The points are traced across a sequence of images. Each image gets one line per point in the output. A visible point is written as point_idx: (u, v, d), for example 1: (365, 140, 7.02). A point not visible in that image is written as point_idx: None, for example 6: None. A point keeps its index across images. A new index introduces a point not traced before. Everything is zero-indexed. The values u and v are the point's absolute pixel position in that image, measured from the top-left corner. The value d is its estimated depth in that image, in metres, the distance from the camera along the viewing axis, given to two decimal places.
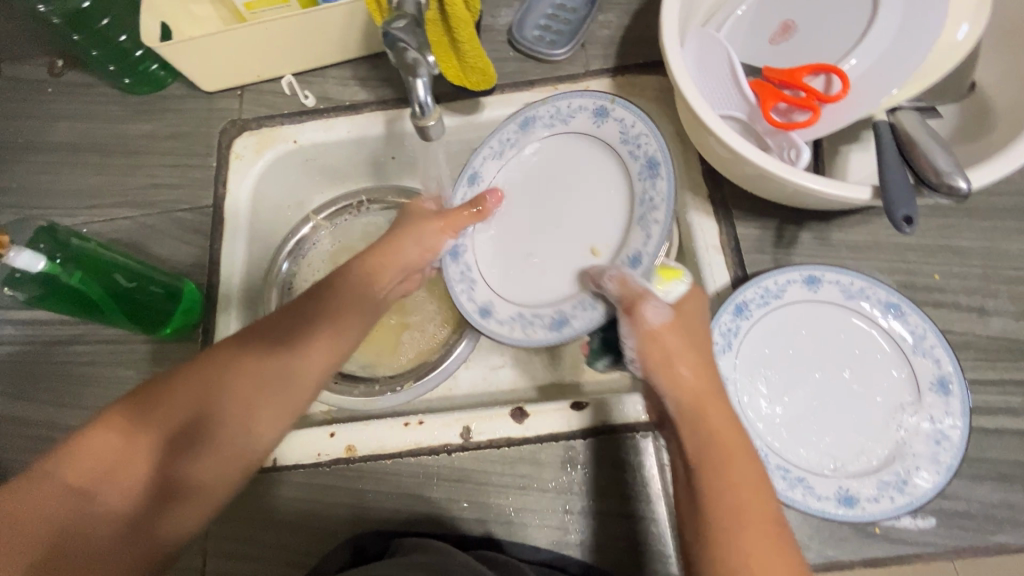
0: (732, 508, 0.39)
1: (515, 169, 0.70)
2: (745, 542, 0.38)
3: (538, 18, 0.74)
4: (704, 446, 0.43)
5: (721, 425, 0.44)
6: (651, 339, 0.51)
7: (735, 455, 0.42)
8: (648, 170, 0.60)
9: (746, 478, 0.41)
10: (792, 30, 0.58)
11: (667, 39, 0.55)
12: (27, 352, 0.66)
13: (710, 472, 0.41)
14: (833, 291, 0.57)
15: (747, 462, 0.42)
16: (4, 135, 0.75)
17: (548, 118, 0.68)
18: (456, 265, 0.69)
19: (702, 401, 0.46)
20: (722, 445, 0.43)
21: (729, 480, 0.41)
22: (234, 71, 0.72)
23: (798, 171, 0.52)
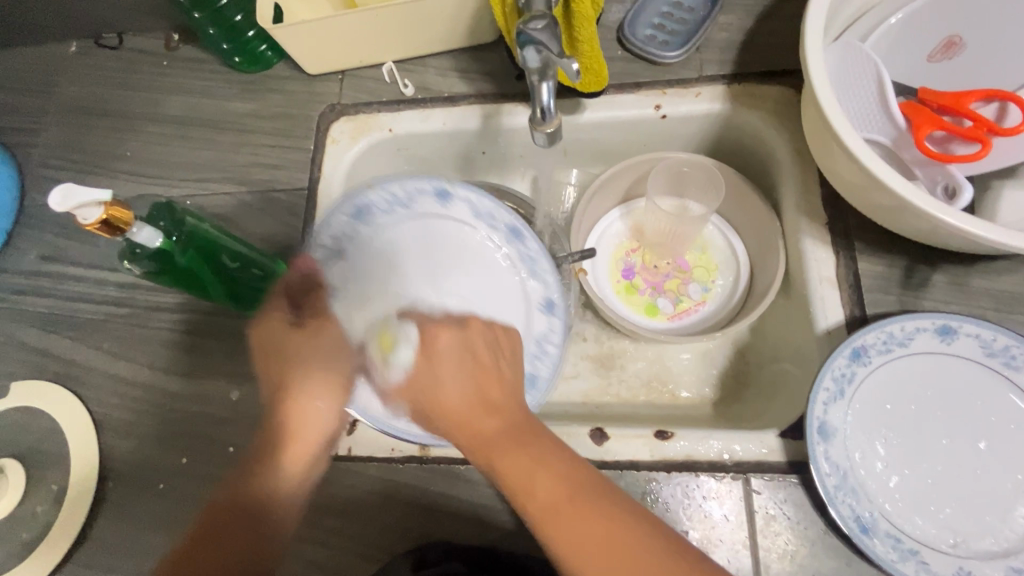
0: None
1: (369, 252, 0.61)
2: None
3: (652, 16, 0.69)
4: (529, 510, 0.42)
5: (535, 488, 0.42)
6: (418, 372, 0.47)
7: (569, 513, 0.41)
8: (515, 235, 0.61)
9: (593, 531, 0.40)
10: (957, 46, 0.55)
11: (811, 51, 0.50)
12: (129, 316, 0.70)
13: (554, 534, 0.41)
14: (970, 345, 0.51)
15: (591, 506, 0.41)
16: (122, 105, 0.79)
17: (387, 201, 0.62)
18: (366, 388, 0.55)
19: (501, 451, 0.43)
20: (553, 528, 0.41)
21: (575, 558, 0.40)
22: (338, 55, 0.71)
23: (951, 209, 0.46)
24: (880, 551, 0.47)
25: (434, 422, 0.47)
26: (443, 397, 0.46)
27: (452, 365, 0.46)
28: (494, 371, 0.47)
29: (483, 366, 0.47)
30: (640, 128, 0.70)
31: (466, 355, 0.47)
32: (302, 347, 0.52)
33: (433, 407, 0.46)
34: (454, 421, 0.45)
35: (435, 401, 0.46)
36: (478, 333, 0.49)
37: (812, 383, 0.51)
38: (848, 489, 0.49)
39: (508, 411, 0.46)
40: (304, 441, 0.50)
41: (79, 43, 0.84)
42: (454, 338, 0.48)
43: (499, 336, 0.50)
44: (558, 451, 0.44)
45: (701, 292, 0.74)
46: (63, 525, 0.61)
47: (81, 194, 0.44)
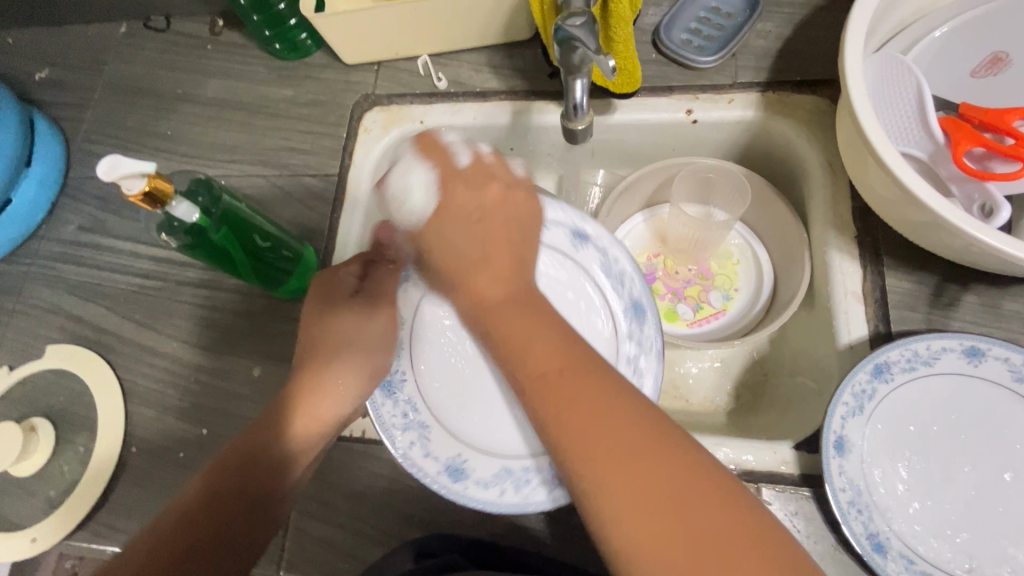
0: (634, 495, 0.34)
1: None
2: (613, 483, 0.34)
3: (689, 21, 0.69)
4: (527, 378, 0.40)
5: (536, 359, 0.40)
6: (429, 236, 0.50)
7: (614, 429, 0.36)
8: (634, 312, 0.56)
9: (593, 400, 0.37)
10: (1004, 63, 0.54)
11: (851, 61, 0.50)
12: (160, 288, 0.72)
13: (550, 417, 0.38)
14: (999, 369, 0.50)
15: (589, 374, 0.38)
16: (165, 85, 0.82)
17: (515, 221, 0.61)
18: (396, 406, 0.56)
19: (504, 318, 0.43)
20: (551, 386, 0.38)
21: (576, 431, 0.36)
22: (376, 46, 0.73)
23: (988, 227, 0.46)
24: (892, 570, 0.46)
25: (440, 263, 0.50)
26: (474, 281, 0.46)
27: (463, 234, 0.48)
28: (512, 232, 0.49)
29: (519, 233, 0.49)
30: (670, 132, 0.69)
31: (472, 207, 0.49)
32: (350, 317, 0.56)
33: (444, 252, 0.49)
34: (465, 286, 0.47)
35: (451, 243, 0.49)
36: (509, 204, 0.50)
37: (830, 397, 0.51)
38: (862, 507, 0.48)
39: (514, 270, 0.47)
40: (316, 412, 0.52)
41: (128, 24, 0.87)
42: (495, 199, 0.49)
43: (513, 200, 0.50)
44: (567, 330, 0.42)
45: (722, 300, 0.74)
46: (88, 484, 0.64)
47: (127, 164, 0.46)
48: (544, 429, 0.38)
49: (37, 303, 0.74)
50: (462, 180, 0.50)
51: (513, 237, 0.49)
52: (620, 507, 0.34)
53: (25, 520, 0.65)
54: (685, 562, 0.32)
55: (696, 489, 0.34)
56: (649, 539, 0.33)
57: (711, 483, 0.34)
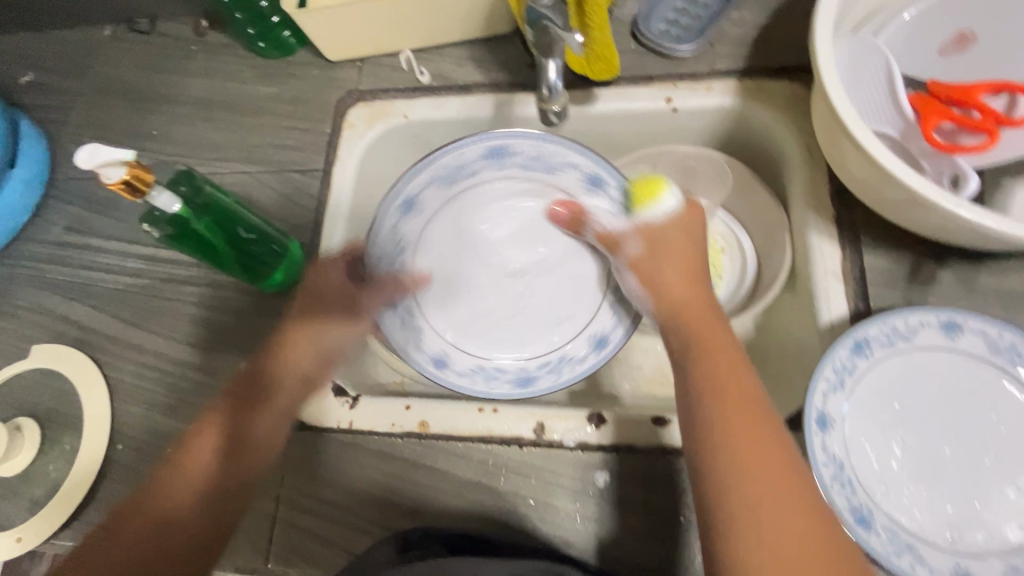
0: (742, 460, 0.43)
1: (466, 204, 0.66)
2: (739, 450, 0.44)
3: (667, 11, 0.70)
4: (708, 382, 0.48)
5: (742, 377, 0.48)
6: (639, 271, 0.58)
7: (734, 387, 0.47)
8: (593, 183, 0.63)
9: (747, 408, 0.46)
10: (970, 40, 0.55)
11: (821, 43, 0.51)
12: (147, 286, 0.72)
13: (710, 398, 0.47)
14: (975, 341, 0.50)
15: (744, 412, 0.46)
16: (152, 86, 0.82)
17: (444, 177, 0.64)
18: (395, 313, 0.62)
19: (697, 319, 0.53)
20: (730, 373, 0.48)
21: (729, 428, 0.45)
22: (358, 42, 0.73)
23: (959, 200, 0.46)
24: (875, 543, 0.46)
25: (659, 263, 0.57)
26: (665, 279, 0.56)
27: (668, 265, 0.56)
28: (699, 263, 0.57)
29: (696, 260, 0.57)
30: (651, 120, 0.70)
31: (684, 242, 0.57)
32: (337, 330, 0.61)
33: (653, 259, 0.57)
34: (678, 297, 0.55)
35: (665, 285, 0.56)
36: (677, 234, 0.58)
37: (811, 373, 0.51)
38: (845, 481, 0.48)
39: (695, 284, 0.56)
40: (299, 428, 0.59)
41: (113, 27, 0.87)
42: (673, 225, 0.58)
43: (695, 225, 0.59)
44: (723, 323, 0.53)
45: None
46: (75, 482, 0.63)
47: (107, 152, 0.46)
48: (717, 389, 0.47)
49: (23, 304, 0.74)
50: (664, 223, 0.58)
51: (697, 269, 0.57)
52: (737, 478, 0.43)
53: (12, 521, 0.64)
54: (770, 503, 0.41)
55: (775, 464, 0.43)
56: (750, 490, 0.42)
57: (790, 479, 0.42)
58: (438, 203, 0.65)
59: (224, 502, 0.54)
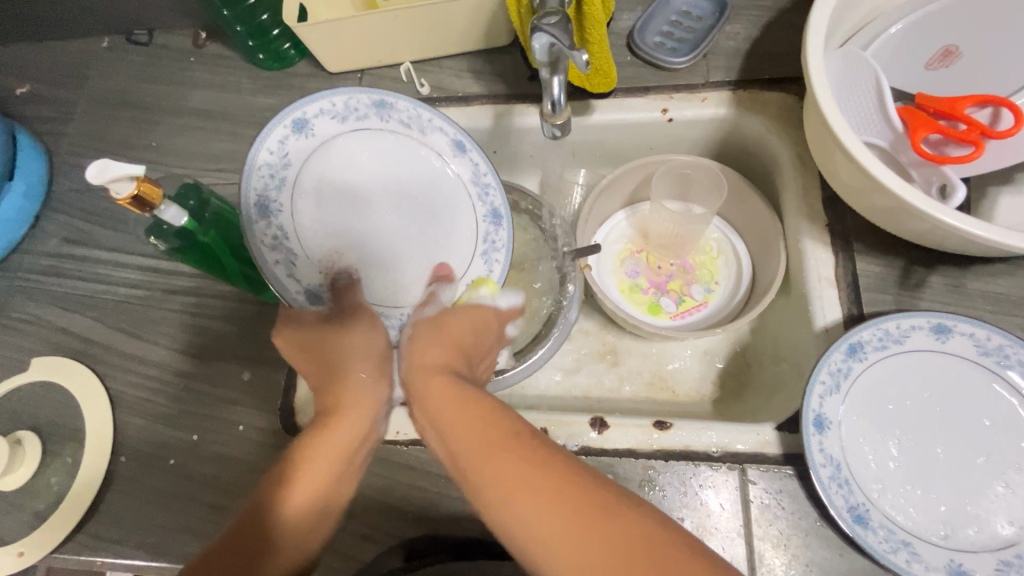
0: (500, 481, 0.39)
1: (309, 207, 0.58)
2: (511, 492, 0.39)
3: (661, 25, 0.72)
4: (442, 422, 0.45)
5: (444, 399, 0.46)
6: (419, 340, 0.56)
7: (454, 402, 0.45)
8: (382, 109, 0.61)
9: (515, 465, 0.40)
10: (954, 55, 0.57)
11: (813, 57, 0.53)
12: (148, 297, 0.72)
13: (485, 480, 0.40)
14: (964, 344, 0.52)
15: (522, 462, 0.40)
16: (149, 97, 0.83)
17: (260, 196, 0.54)
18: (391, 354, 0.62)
19: (461, 408, 0.45)
20: (432, 405, 0.47)
21: (509, 507, 0.39)
22: (358, 54, 0.74)
23: (946, 208, 0.48)
24: (873, 541, 0.48)
25: (438, 329, 0.56)
26: (423, 353, 0.53)
27: (427, 345, 0.55)
28: (473, 343, 0.57)
29: (471, 334, 0.57)
30: (647, 130, 0.72)
31: (476, 319, 0.59)
32: (360, 332, 0.58)
33: (442, 322, 0.57)
34: (420, 360, 0.53)
35: (439, 361, 0.52)
36: (458, 320, 0.58)
37: (808, 376, 0.53)
38: (842, 481, 0.50)
39: (456, 355, 0.54)
40: (349, 428, 0.52)
41: (110, 39, 0.87)
42: (469, 314, 0.59)
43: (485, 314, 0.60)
44: (485, 395, 0.47)
45: (703, 293, 0.76)
46: (77, 495, 0.63)
47: (117, 167, 0.47)
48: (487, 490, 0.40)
49: (22, 316, 0.74)
50: (454, 308, 0.59)
51: (460, 340, 0.56)
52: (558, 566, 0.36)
53: (12, 536, 0.64)
54: (558, 524, 0.37)
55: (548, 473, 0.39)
56: (525, 514, 0.38)
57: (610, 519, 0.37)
58: (286, 196, 0.56)
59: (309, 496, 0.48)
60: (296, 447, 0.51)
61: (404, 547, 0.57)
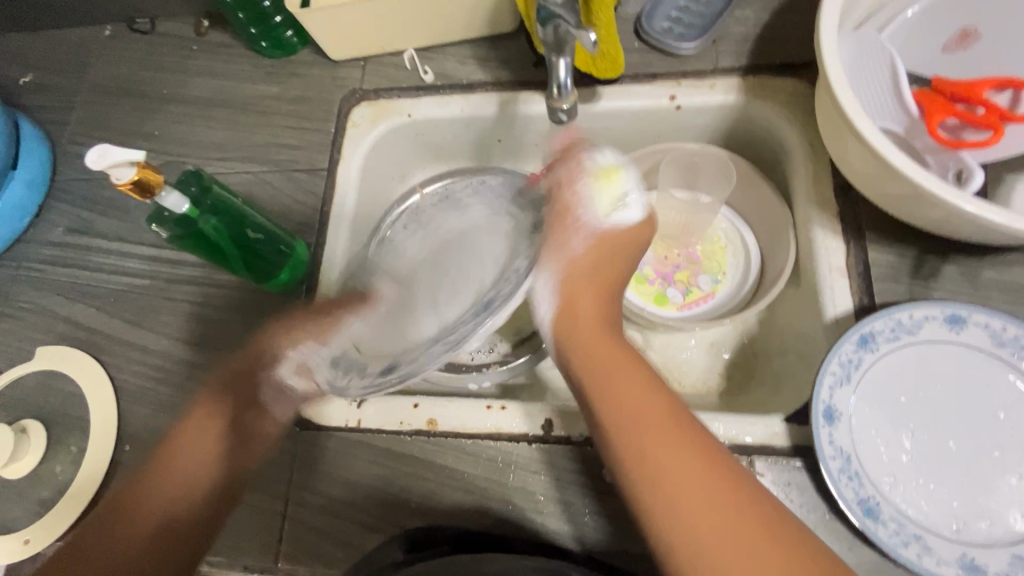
0: (649, 438, 0.43)
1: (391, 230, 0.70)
2: (660, 466, 0.42)
3: (670, 9, 0.70)
4: (607, 402, 0.46)
5: (625, 393, 0.45)
6: (559, 275, 0.54)
7: (614, 362, 0.48)
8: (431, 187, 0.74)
9: (664, 426, 0.43)
10: (972, 37, 0.56)
11: (827, 39, 0.51)
12: (151, 287, 0.72)
13: (624, 437, 0.44)
14: (979, 335, 0.51)
15: (673, 435, 0.43)
16: (152, 86, 0.82)
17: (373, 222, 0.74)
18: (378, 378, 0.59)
19: (595, 345, 0.49)
20: (592, 351, 0.49)
21: (665, 485, 0.41)
22: (361, 41, 0.73)
23: (963, 194, 0.47)
24: (883, 534, 0.47)
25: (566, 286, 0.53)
26: (577, 299, 0.53)
27: (594, 301, 0.53)
28: (615, 284, 0.55)
29: (613, 275, 0.55)
30: (655, 118, 0.71)
31: (598, 254, 0.54)
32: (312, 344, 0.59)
33: (575, 282, 0.53)
34: (578, 310, 0.52)
35: (576, 299, 0.53)
36: (626, 236, 0.55)
37: (818, 367, 0.52)
38: (852, 473, 0.49)
39: (608, 305, 0.54)
40: (271, 431, 0.60)
41: (113, 27, 0.87)
42: (634, 232, 0.55)
43: (623, 234, 0.55)
44: (624, 349, 0.49)
45: (711, 283, 0.75)
46: (81, 484, 0.63)
47: (116, 152, 0.46)
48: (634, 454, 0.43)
49: (26, 306, 0.74)
50: (618, 227, 0.55)
51: (611, 271, 0.55)
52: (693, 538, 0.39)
53: (18, 523, 0.64)
54: (719, 524, 0.39)
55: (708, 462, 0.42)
56: (671, 487, 0.41)
57: (745, 502, 0.40)
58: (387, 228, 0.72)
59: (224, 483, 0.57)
60: (199, 428, 0.58)
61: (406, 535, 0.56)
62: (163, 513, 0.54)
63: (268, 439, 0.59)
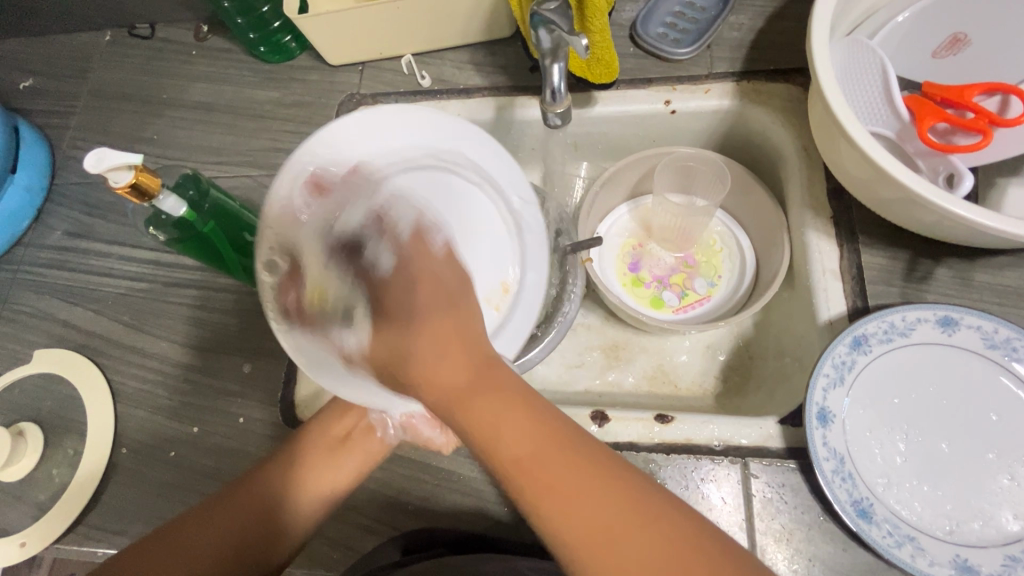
0: (536, 481, 0.35)
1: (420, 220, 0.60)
2: (541, 496, 0.35)
3: (665, 16, 0.71)
4: (465, 427, 0.37)
5: (468, 401, 0.37)
6: (388, 292, 0.43)
7: (462, 393, 0.38)
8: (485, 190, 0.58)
9: (542, 458, 0.36)
10: (962, 43, 0.56)
11: (818, 45, 0.52)
12: (149, 290, 0.72)
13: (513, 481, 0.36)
14: (971, 337, 0.51)
15: (547, 448, 0.36)
16: (151, 91, 0.83)
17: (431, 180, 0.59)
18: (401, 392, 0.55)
19: (440, 378, 0.38)
20: (437, 386, 0.38)
21: (561, 513, 0.35)
22: (359, 47, 0.74)
23: (953, 197, 0.47)
24: (877, 535, 0.47)
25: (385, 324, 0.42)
26: (408, 341, 0.40)
27: (401, 294, 0.42)
28: (432, 258, 0.44)
29: (445, 292, 0.42)
30: (650, 122, 0.71)
31: (420, 250, 0.45)
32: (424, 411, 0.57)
33: (388, 300, 0.43)
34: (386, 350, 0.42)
35: (402, 353, 0.41)
36: (420, 243, 0.45)
37: (811, 369, 0.52)
38: (845, 474, 0.49)
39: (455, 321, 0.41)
40: (353, 461, 0.56)
41: (112, 33, 0.87)
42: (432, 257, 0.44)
43: (426, 250, 0.45)
44: (492, 366, 0.39)
45: (706, 287, 0.75)
46: (78, 486, 0.63)
47: (113, 157, 0.47)
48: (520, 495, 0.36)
49: (24, 309, 0.74)
50: (415, 243, 0.45)
51: (442, 277, 0.43)
52: (614, 569, 0.33)
53: (15, 526, 0.64)
54: (632, 557, 0.33)
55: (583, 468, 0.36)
56: (564, 515, 0.35)
57: (655, 520, 0.34)
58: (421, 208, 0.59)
59: (262, 520, 0.51)
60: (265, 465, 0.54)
61: (403, 539, 0.56)
62: (192, 540, 0.49)
63: (325, 469, 0.56)
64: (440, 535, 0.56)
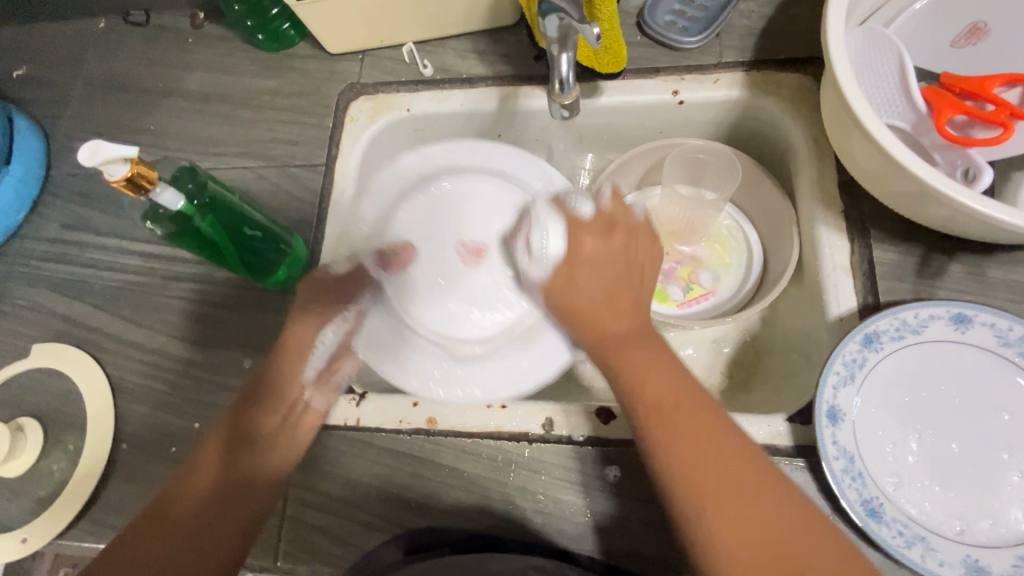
0: (686, 441, 0.42)
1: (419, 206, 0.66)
2: (686, 450, 0.42)
3: (672, 3, 0.69)
4: (642, 404, 0.45)
5: (659, 388, 0.45)
6: (575, 270, 0.50)
7: (647, 358, 0.46)
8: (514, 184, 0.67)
9: (694, 426, 0.43)
10: (982, 32, 0.55)
11: (833, 33, 0.50)
12: (147, 283, 0.71)
13: (673, 450, 0.42)
14: (985, 334, 0.50)
15: (692, 414, 0.44)
16: (147, 80, 0.81)
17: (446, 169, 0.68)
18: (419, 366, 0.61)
19: (623, 350, 0.47)
20: (631, 359, 0.46)
21: (699, 487, 0.41)
22: (359, 35, 0.72)
23: (970, 193, 0.46)
24: (887, 535, 0.46)
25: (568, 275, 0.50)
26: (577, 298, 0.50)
27: (595, 273, 0.49)
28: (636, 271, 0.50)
29: (627, 268, 0.50)
30: (657, 113, 0.70)
31: (600, 263, 0.50)
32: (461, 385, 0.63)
33: (569, 269, 0.50)
34: (593, 318, 0.49)
35: (572, 294, 0.50)
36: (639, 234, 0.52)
37: (822, 366, 0.51)
38: (855, 474, 0.48)
39: (631, 314, 0.49)
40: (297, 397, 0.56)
41: (107, 20, 0.85)
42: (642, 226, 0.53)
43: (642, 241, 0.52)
44: (677, 364, 0.47)
45: (713, 281, 0.74)
46: (78, 482, 0.63)
47: (109, 150, 0.46)
48: (664, 444, 0.43)
49: (21, 303, 0.73)
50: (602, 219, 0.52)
51: (634, 275, 0.50)
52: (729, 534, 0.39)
53: (15, 521, 0.64)
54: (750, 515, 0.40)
55: (739, 473, 0.41)
56: (694, 470, 0.42)
57: (754, 469, 0.42)
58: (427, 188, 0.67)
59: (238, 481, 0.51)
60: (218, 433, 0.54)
61: (406, 538, 0.55)
62: (169, 515, 0.49)
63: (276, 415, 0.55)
64: (443, 534, 0.55)
